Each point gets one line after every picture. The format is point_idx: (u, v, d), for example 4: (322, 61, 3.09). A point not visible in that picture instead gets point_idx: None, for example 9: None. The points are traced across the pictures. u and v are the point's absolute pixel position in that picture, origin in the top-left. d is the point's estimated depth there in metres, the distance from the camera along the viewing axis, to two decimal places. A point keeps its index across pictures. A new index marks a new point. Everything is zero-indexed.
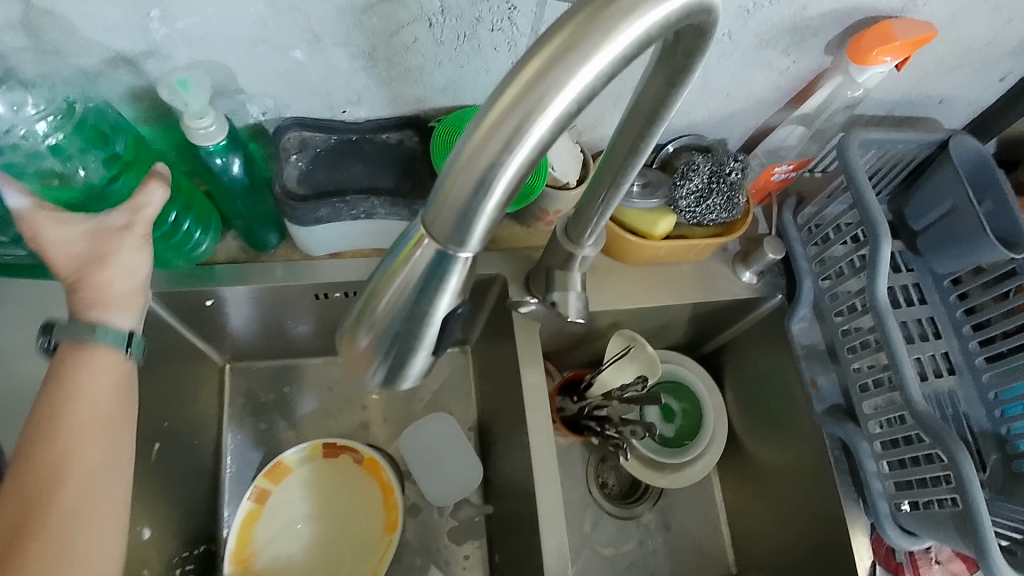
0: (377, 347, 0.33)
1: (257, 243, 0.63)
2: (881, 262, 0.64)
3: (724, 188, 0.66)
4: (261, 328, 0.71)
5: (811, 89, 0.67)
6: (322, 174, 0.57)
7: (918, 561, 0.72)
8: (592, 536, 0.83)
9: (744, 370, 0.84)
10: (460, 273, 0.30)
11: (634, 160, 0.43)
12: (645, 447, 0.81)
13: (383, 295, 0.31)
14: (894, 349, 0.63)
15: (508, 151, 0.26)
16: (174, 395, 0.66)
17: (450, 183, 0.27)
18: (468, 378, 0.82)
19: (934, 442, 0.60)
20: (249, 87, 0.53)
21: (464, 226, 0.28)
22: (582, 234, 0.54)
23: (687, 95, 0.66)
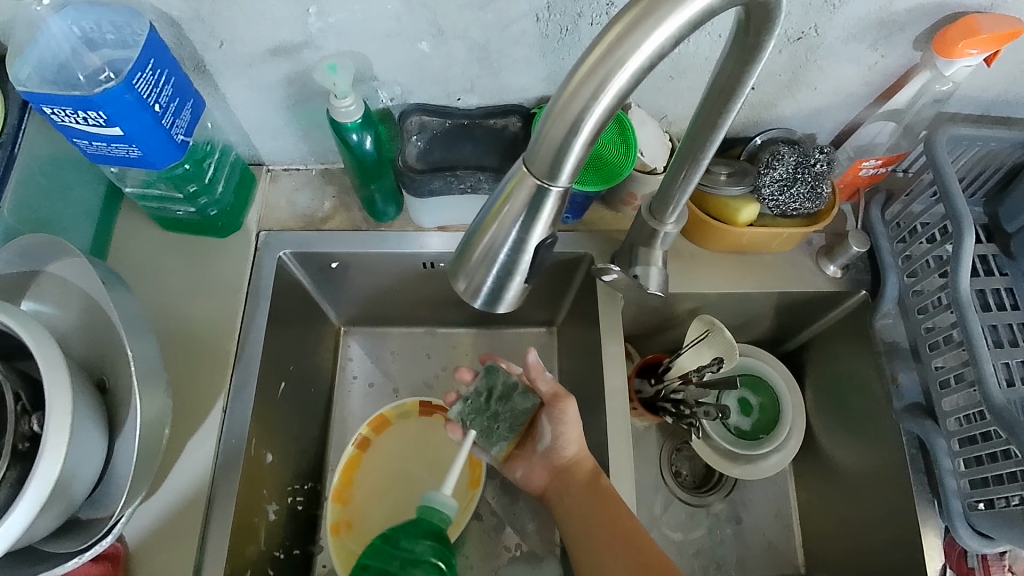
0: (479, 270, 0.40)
1: (377, 214, 0.71)
2: (964, 256, 0.65)
3: (808, 178, 0.69)
4: (372, 293, 0.80)
5: (900, 84, 0.69)
6: (438, 153, 0.65)
7: (990, 565, 0.70)
8: (662, 518, 0.86)
9: (825, 368, 0.86)
10: (552, 206, 0.37)
11: (713, 136, 0.48)
12: (721, 437, 0.84)
13: (489, 226, 0.38)
14: (974, 342, 0.63)
15: (595, 97, 0.32)
16: (298, 343, 0.75)
17: (549, 125, 0.33)
18: (553, 356, 0.88)
19: (1010, 435, 0.60)
20: (381, 75, 0.62)
21: (558, 162, 0.34)
22: (665, 212, 0.59)
23: (775, 89, 0.70)
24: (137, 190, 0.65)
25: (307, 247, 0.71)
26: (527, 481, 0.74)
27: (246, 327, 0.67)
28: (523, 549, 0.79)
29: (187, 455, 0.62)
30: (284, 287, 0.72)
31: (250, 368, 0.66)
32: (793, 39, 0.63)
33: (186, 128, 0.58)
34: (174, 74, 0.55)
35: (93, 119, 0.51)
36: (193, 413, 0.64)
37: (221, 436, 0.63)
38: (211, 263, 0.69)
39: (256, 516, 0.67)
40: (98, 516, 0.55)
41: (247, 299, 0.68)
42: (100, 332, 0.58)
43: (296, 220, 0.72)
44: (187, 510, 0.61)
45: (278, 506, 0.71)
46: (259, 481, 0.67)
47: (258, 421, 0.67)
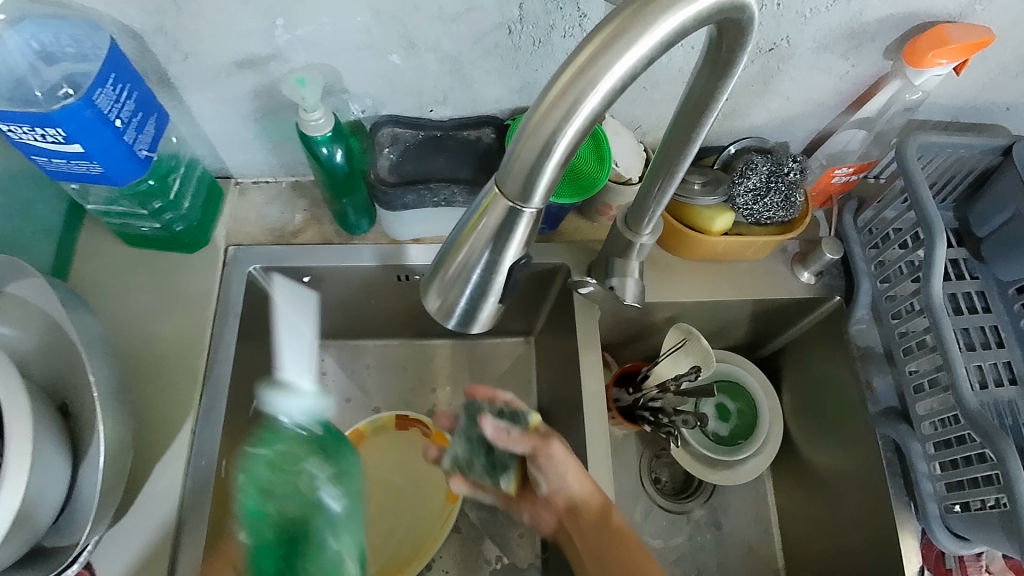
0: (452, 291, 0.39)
1: (350, 228, 0.70)
2: (935, 262, 0.65)
3: (781, 187, 0.70)
4: (346, 307, 0.78)
5: (871, 93, 0.70)
6: (410, 165, 0.64)
7: (968, 565, 0.71)
8: (643, 526, 0.86)
9: (801, 373, 0.86)
10: (525, 227, 0.36)
11: (687, 148, 0.48)
12: (699, 442, 0.84)
13: (461, 247, 0.37)
14: (947, 348, 0.64)
15: (567, 118, 0.31)
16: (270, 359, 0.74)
17: (520, 147, 0.33)
18: (531, 366, 0.87)
19: (984, 440, 0.60)
20: (352, 87, 0.61)
21: (530, 183, 0.34)
22: (640, 223, 0.59)
23: (748, 99, 0.70)
24: (99, 207, 0.63)
25: (278, 262, 0.69)
26: (536, 524, 0.68)
27: (215, 345, 0.65)
28: (504, 561, 0.78)
29: (156, 478, 0.61)
30: (254, 303, 0.70)
31: (220, 387, 0.64)
32: (765, 49, 0.63)
33: (150, 143, 0.56)
34: (136, 88, 0.54)
35: (52, 136, 0.49)
36: (162, 435, 0.62)
37: (191, 458, 0.62)
38: (179, 279, 0.68)
39: None
40: (61, 544, 0.53)
41: (217, 314, 0.66)
42: (61, 354, 0.56)
43: (267, 234, 0.70)
44: (156, 535, 0.59)
45: None
46: (232, 503, 0.66)
47: (230, 440, 0.66)
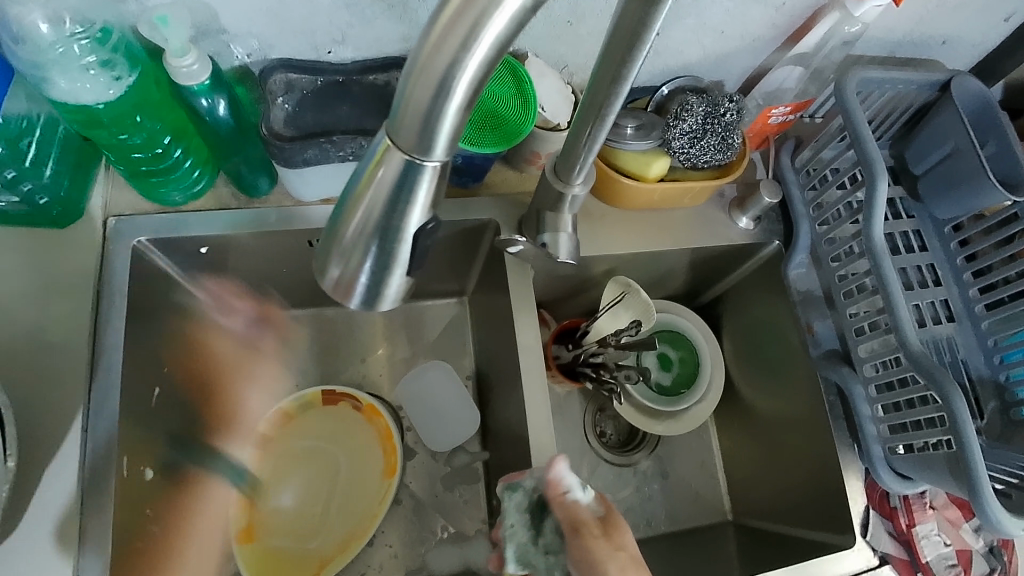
0: (351, 263, 0.33)
1: (248, 189, 0.63)
2: (877, 202, 0.63)
3: (718, 128, 0.66)
4: (256, 277, 0.71)
5: (808, 26, 0.66)
6: (309, 117, 0.56)
7: (912, 505, 0.72)
8: (590, 483, 0.84)
9: (741, 318, 0.84)
10: (429, 185, 0.31)
11: (617, 87, 0.43)
12: (641, 394, 0.82)
13: (356, 209, 0.31)
14: (889, 289, 0.62)
15: (466, 47, 0.25)
16: (171, 342, 0.66)
17: (410, 86, 0.27)
18: (465, 328, 0.83)
19: (928, 381, 0.59)
20: (230, 27, 0.52)
21: (428, 133, 0.28)
22: (571, 172, 0.54)
23: (681, 34, 0.65)
24: None
25: (172, 231, 0.61)
26: None
27: (103, 329, 0.58)
28: (449, 531, 0.74)
29: (45, 488, 0.53)
30: (148, 279, 0.63)
31: (111, 378, 0.57)
32: None
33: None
34: None
35: None
36: (47, 437, 0.55)
37: (85, 459, 0.55)
38: (51, 257, 0.59)
39: (140, 540, 0.59)
40: None
41: (101, 293, 0.59)
42: None
43: (151, 201, 0.61)
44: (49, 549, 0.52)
45: (168, 523, 0.64)
46: (138, 501, 0.60)
47: (130, 435, 0.59)
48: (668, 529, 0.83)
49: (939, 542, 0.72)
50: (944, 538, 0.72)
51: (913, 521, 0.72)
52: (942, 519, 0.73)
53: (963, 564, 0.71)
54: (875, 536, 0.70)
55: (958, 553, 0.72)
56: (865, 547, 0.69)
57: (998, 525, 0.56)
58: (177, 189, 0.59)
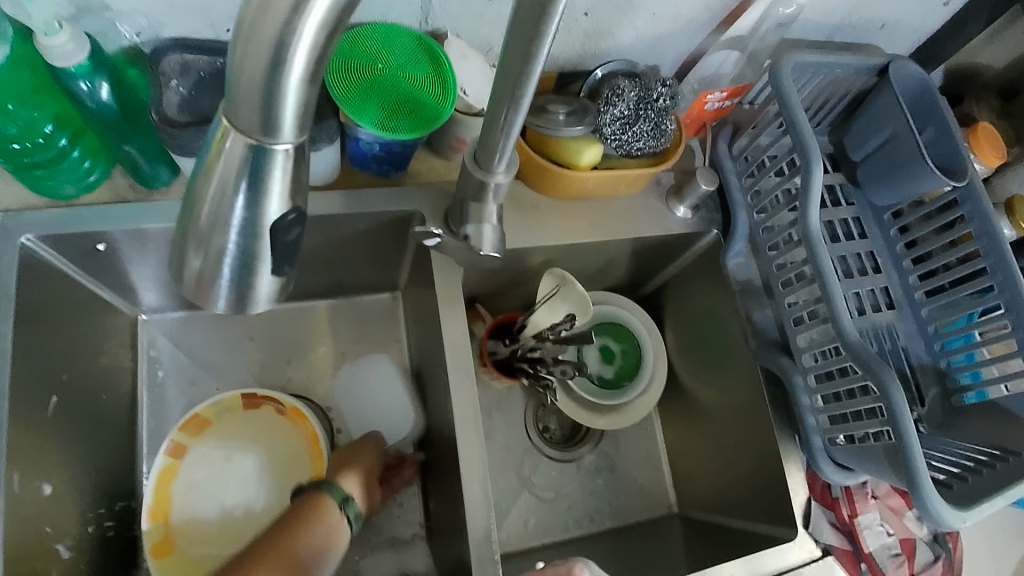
0: (210, 262, 0.30)
1: (145, 179, 0.57)
2: (812, 188, 0.61)
3: (651, 114, 0.64)
4: (169, 274, 0.67)
5: (742, 8, 0.64)
6: (206, 100, 0.51)
7: (854, 495, 0.72)
8: (531, 480, 0.82)
9: (683, 309, 0.82)
10: (284, 173, 0.28)
11: (528, 68, 0.41)
12: (584, 390, 0.79)
13: (203, 199, 0.28)
14: (824, 278, 0.61)
15: (300, 12, 0.23)
16: (73, 345, 0.62)
17: (240, 58, 0.24)
18: (398, 324, 0.80)
19: (865, 372, 0.58)
20: (114, 4, 0.47)
21: (269, 111, 0.25)
22: (491, 160, 0.51)
23: (612, 15, 0.62)
24: None
25: (61, 227, 0.56)
26: None
27: None
28: (385, 536, 0.73)
29: None
30: (45, 279, 0.58)
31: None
32: None
33: None
34: None
35: None
36: None
37: None
38: None
39: (38, 560, 0.55)
40: None
41: None
42: None
43: (41, 196, 0.57)
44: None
45: (73, 540, 0.60)
46: (37, 519, 0.55)
47: (25, 449, 0.55)
48: (612, 525, 0.82)
49: (881, 532, 0.71)
50: (886, 527, 0.71)
51: (856, 512, 0.71)
52: (884, 507, 0.72)
53: (906, 553, 0.71)
54: (817, 528, 0.69)
55: (901, 541, 0.71)
56: (808, 539, 0.68)
57: (939, 519, 0.55)
58: (70, 181, 0.54)
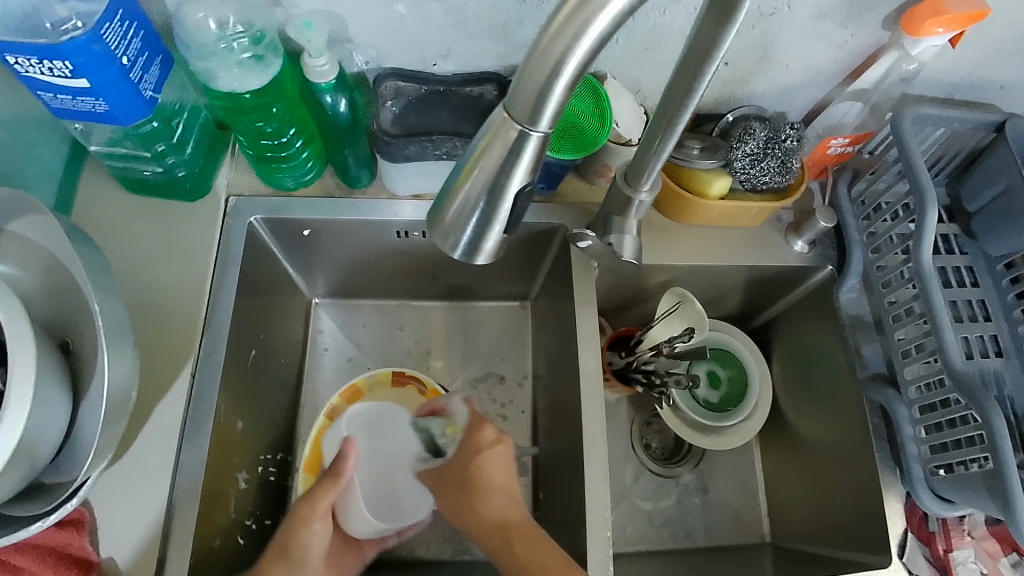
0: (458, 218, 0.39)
1: (351, 180, 0.71)
2: (926, 230, 0.67)
3: (778, 153, 0.71)
4: (345, 263, 0.79)
5: (868, 64, 0.72)
6: (413, 118, 0.64)
7: (951, 531, 0.72)
8: (632, 489, 0.85)
9: (790, 343, 0.87)
10: (532, 152, 0.38)
11: (687, 101, 0.49)
12: (690, 408, 0.84)
13: (471, 171, 0.39)
14: (935, 312, 0.65)
15: (577, 38, 0.33)
16: (267, 312, 0.74)
17: (530, 68, 0.34)
18: (526, 328, 0.88)
19: (969, 402, 0.62)
20: (356, 37, 0.62)
21: (539, 105, 0.35)
22: (640, 179, 0.60)
23: (747, 65, 0.72)
24: (103, 148, 0.62)
25: (279, 212, 0.70)
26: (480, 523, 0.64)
27: (216, 292, 0.66)
28: None
29: (154, 423, 0.62)
30: (254, 253, 0.71)
31: (219, 333, 0.65)
32: (766, 14, 0.65)
33: (155, 84, 0.56)
34: (142, 27, 0.53)
35: (60, 68, 0.48)
36: (160, 378, 0.63)
37: (190, 400, 0.63)
38: (178, 226, 0.68)
39: (226, 483, 0.66)
40: (60, 480, 0.54)
41: (217, 262, 0.67)
42: (65, 290, 0.55)
43: (267, 185, 0.71)
44: (149, 493, 0.59)
45: (248, 475, 0.70)
46: (229, 448, 0.66)
47: (230, 388, 0.66)
48: (706, 543, 0.84)
49: (975, 571, 0.72)
50: (979, 566, 0.72)
51: (952, 547, 0.72)
52: (980, 548, 0.73)
53: None
54: (912, 559, 0.71)
55: None
56: (901, 568, 0.71)
57: None
58: (291, 175, 0.69)
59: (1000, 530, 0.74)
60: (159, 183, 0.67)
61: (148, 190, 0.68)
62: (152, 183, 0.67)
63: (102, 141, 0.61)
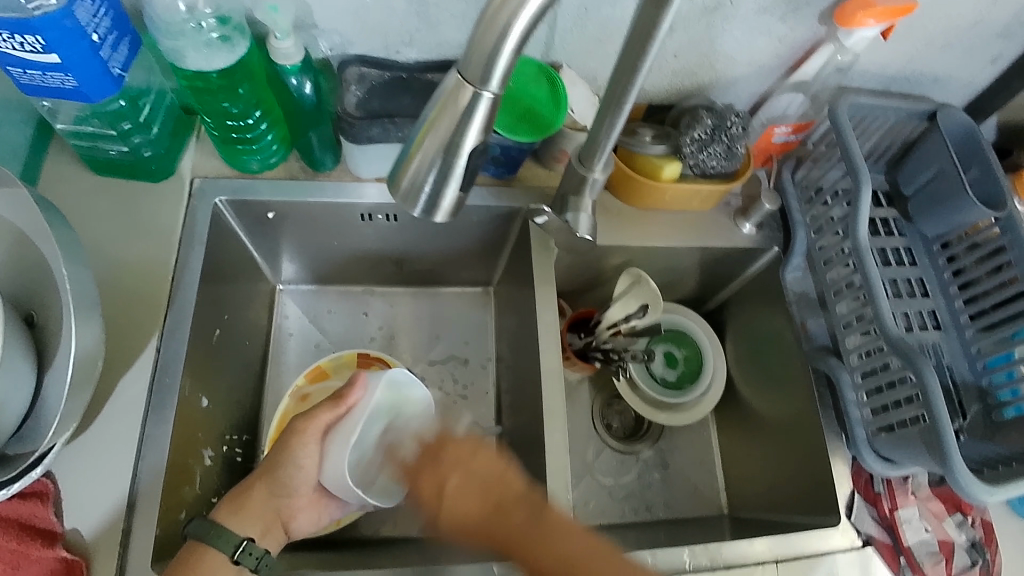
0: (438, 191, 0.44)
1: (315, 163, 0.73)
2: (862, 207, 0.72)
3: (724, 139, 0.76)
4: (310, 246, 0.81)
5: (808, 57, 0.77)
6: (376, 102, 0.66)
7: (895, 491, 0.77)
8: (594, 465, 0.88)
9: (741, 323, 0.92)
10: (484, 111, 0.41)
11: (634, 81, 0.52)
12: (648, 386, 0.87)
13: (434, 127, 0.41)
14: (871, 284, 0.70)
15: (522, 6, 0.36)
16: (232, 294, 0.76)
17: (480, 33, 0.37)
18: (488, 313, 0.91)
19: (905, 362, 0.66)
20: (321, 23, 0.64)
21: (490, 68, 0.38)
22: (593, 158, 0.64)
23: (696, 57, 0.76)
24: (69, 127, 0.64)
25: (244, 194, 0.72)
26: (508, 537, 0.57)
27: (181, 270, 0.68)
28: None
29: (118, 398, 0.63)
30: (219, 234, 0.73)
31: (185, 310, 0.67)
32: (710, 8, 0.69)
33: (123, 63, 0.58)
34: (112, 8, 0.55)
35: (30, 43, 0.50)
36: (124, 354, 0.64)
37: (155, 375, 0.64)
38: (145, 208, 0.70)
39: (191, 458, 0.67)
40: (24, 450, 0.54)
41: (182, 241, 0.69)
42: (29, 265, 0.56)
43: (232, 168, 0.73)
44: (113, 463, 0.61)
45: (213, 453, 0.71)
46: (194, 426, 0.67)
47: (194, 365, 0.68)
48: (665, 516, 0.86)
49: (920, 528, 0.76)
50: (925, 525, 0.76)
51: (896, 506, 0.76)
52: (924, 508, 0.77)
53: (943, 553, 0.75)
54: (859, 518, 0.75)
55: (939, 541, 0.76)
56: (849, 526, 0.74)
57: (967, 491, 0.62)
58: (256, 158, 0.71)
59: (944, 492, 0.78)
60: (125, 162, 0.68)
61: (116, 171, 0.70)
62: (117, 162, 0.68)
63: (70, 120, 0.63)
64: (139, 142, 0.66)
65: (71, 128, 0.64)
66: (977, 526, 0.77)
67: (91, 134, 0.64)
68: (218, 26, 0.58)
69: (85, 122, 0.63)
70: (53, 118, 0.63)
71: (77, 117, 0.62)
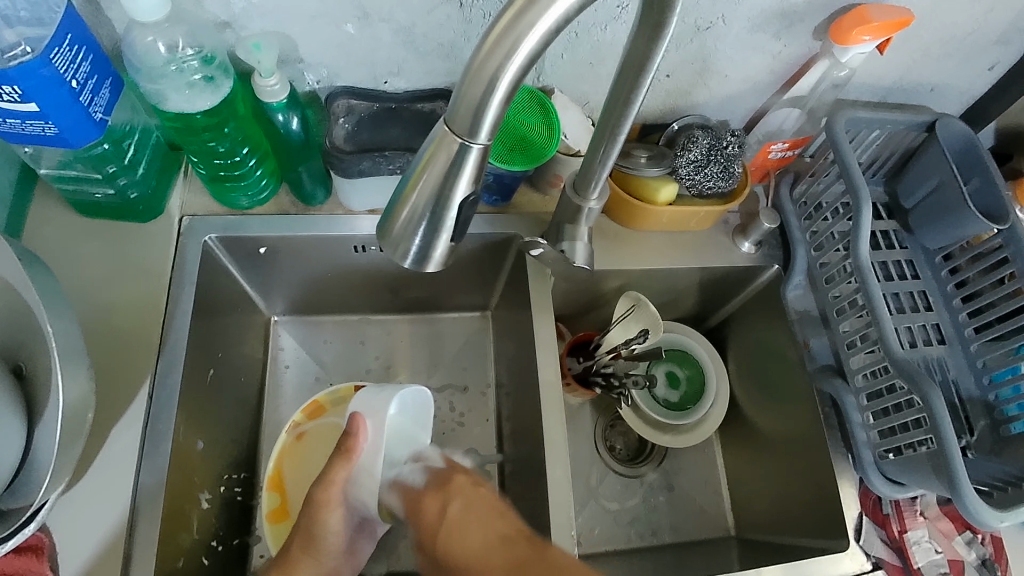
0: (430, 237, 0.43)
1: (306, 197, 0.72)
2: (863, 226, 0.70)
3: (721, 159, 0.74)
4: (302, 278, 0.80)
5: (803, 72, 0.76)
6: (365, 134, 0.65)
7: (904, 512, 0.76)
8: (598, 490, 0.87)
9: (743, 341, 0.90)
10: (474, 162, 0.40)
11: (627, 111, 0.51)
12: (650, 407, 0.86)
13: (425, 173, 0.40)
14: (874, 304, 0.68)
15: (509, 56, 0.35)
16: (225, 330, 0.74)
17: (466, 85, 0.36)
18: (487, 339, 0.89)
19: (910, 386, 0.65)
20: (307, 57, 0.63)
21: (477, 120, 0.37)
22: (587, 187, 0.63)
23: (689, 77, 0.75)
24: (53, 172, 0.62)
25: (235, 230, 0.71)
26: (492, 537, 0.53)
27: (172, 311, 0.66)
28: None
29: (111, 446, 0.61)
30: (210, 271, 0.71)
31: (177, 353, 0.65)
32: (702, 28, 0.68)
33: (105, 107, 0.57)
34: (92, 51, 0.54)
35: (7, 94, 0.49)
36: (116, 402, 0.63)
37: (148, 422, 0.62)
38: (133, 248, 0.69)
39: (187, 503, 0.65)
40: (16, 506, 0.52)
41: (172, 281, 0.68)
42: (14, 314, 0.55)
43: (221, 204, 0.72)
44: (106, 515, 0.59)
45: (211, 495, 0.70)
46: (189, 470, 0.66)
47: (188, 407, 0.66)
48: (672, 540, 0.85)
49: (929, 549, 0.74)
50: (935, 545, 0.75)
51: (905, 528, 0.75)
52: (933, 528, 0.76)
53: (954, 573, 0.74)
54: (868, 542, 0.73)
55: (949, 561, 0.75)
56: (859, 551, 0.73)
57: (976, 516, 0.61)
58: (246, 194, 0.70)
59: (952, 510, 0.77)
60: (111, 205, 0.67)
61: (103, 213, 0.69)
62: (103, 205, 0.67)
63: (53, 165, 0.62)
64: (126, 183, 0.65)
65: (55, 172, 0.63)
66: (987, 542, 0.76)
67: (75, 177, 0.63)
68: (202, 66, 0.57)
69: (69, 166, 0.61)
70: (37, 164, 0.62)
71: (60, 162, 0.61)
